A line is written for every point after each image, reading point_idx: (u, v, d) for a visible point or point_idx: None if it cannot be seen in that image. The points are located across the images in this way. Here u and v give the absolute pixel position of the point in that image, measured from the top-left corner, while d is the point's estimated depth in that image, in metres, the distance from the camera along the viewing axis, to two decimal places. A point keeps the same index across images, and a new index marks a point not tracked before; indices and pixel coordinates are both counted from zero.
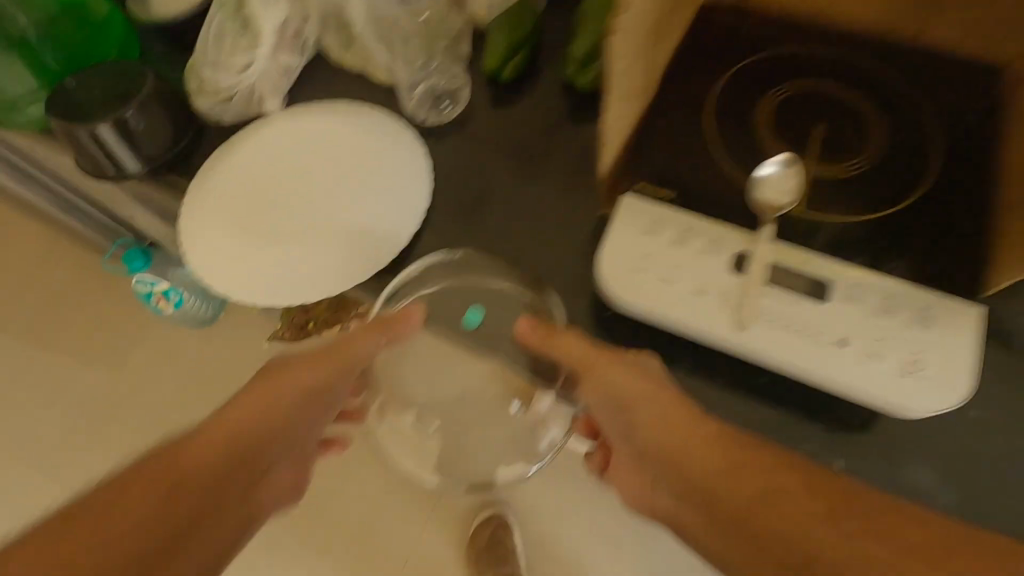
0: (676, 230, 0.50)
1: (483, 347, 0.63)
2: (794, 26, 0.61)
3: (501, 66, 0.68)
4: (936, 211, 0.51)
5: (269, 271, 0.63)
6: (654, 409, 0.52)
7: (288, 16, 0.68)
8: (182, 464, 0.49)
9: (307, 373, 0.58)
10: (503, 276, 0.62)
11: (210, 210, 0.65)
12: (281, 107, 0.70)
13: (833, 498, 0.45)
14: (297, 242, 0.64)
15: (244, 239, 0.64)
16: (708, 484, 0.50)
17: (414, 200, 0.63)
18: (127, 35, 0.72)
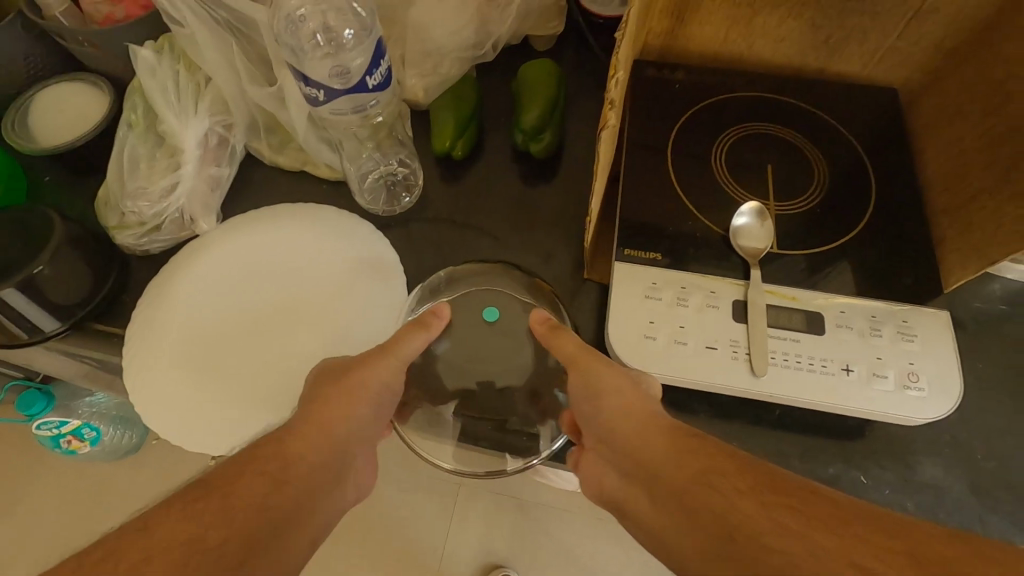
0: (674, 291, 0.51)
1: (505, 344, 0.59)
2: (718, 75, 0.67)
3: (451, 145, 0.66)
4: (879, 226, 0.57)
5: (242, 411, 0.56)
6: (618, 400, 0.46)
7: (212, 128, 0.62)
8: (279, 453, 0.44)
9: (384, 364, 0.51)
10: (514, 284, 0.61)
11: (153, 354, 0.57)
12: (217, 224, 0.64)
13: (766, 484, 0.37)
14: (271, 372, 0.58)
15: (205, 379, 0.57)
16: (653, 462, 0.42)
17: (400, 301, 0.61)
18: (12, 172, 0.63)
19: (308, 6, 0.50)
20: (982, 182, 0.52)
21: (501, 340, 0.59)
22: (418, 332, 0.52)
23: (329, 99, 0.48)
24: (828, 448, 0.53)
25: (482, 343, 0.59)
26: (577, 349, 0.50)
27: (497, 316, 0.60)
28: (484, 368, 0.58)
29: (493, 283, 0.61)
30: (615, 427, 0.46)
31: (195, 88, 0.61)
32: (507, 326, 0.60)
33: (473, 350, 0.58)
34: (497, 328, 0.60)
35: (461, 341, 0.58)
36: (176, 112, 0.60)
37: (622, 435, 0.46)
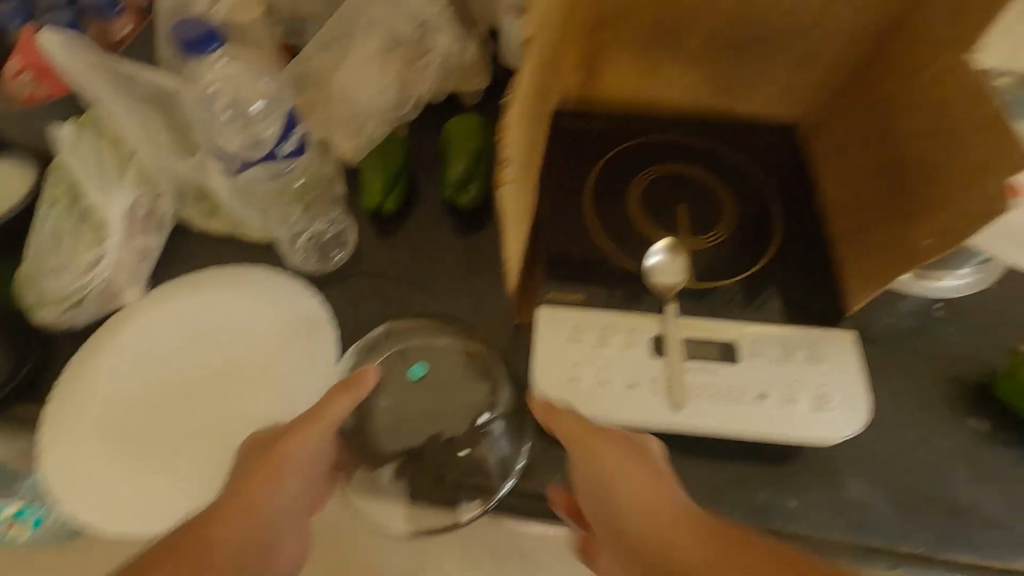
0: (596, 331, 0.53)
1: (438, 397, 0.59)
2: (633, 121, 0.71)
3: (382, 200, 0.68)
4: (785, 255, 0.61)
5: (169, 486, 0.55)
6: (629, 473, 0.44)
7: (137, 200, 0.62)
8: (205, 542, 0.42)
9: (310, 433, 0.49)
10: (442, 334, 0.61)
11: (75, 434, 0.56)
12: (144, 293, 0.64)
13: (764, 553, 0.36)
14: (199, 445, 0.57)
15: (128, 456, 0.56)
16: (647, 536, 0.40)
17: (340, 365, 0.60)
18: None
19: (220, 79, 0.49)
20: (872, 209, 0.55)
21: (434, 393, 0.59)
22: (343, 394, 0.49)
23: (243, 169, 0.50)
24: (757, 474, 0.54)
25: (413, 399, 0.59)
26: (580, 427, 0.47)
27: (424, 370, 0.60)
28: (417, 423, 0.58)
29: (425, 335, 0.61)
30: (588, 480, 0.46)
31: (118, 162, 0.62)
32: (437, 377, 0.60)
33: (404, 407, 0.59)
34: (427, 381, 0.60)
35: (394, 400, 0.59)
36: (98, 187, 0.60)
37: (615, 509, 0.43)
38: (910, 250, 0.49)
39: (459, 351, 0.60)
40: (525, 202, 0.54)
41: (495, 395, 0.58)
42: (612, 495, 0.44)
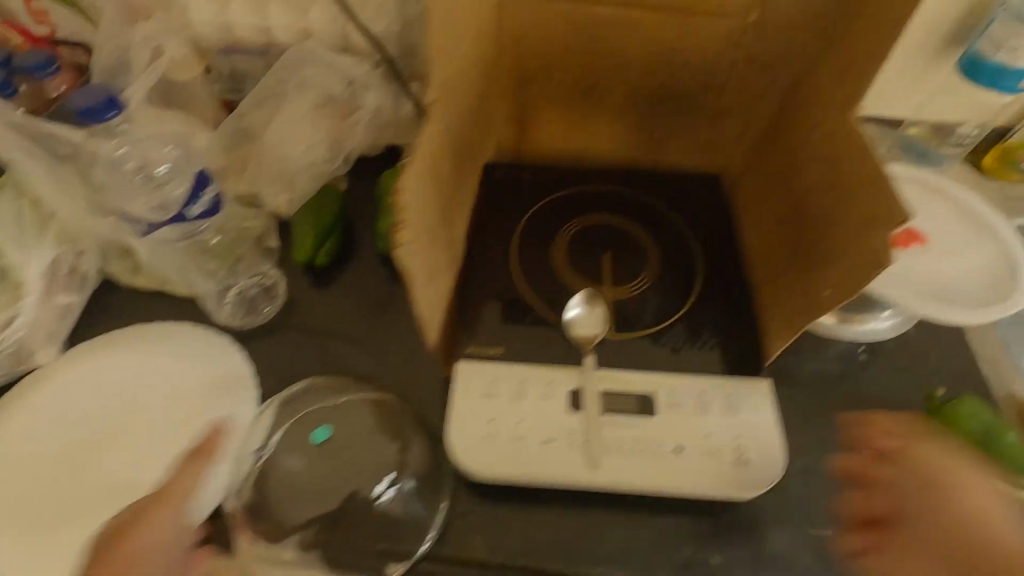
0: (512, 386, 0.52)
1: (342, 461, 0.56)
2: (564, 171, 0.73)
3: (313, 254, 0.68)
4: (709, 302, 0.62)
5: (64, 563, 0.52)
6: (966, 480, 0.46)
7: (56, 258, 0.61)
8: None
9: (161, 518, 0.44)
10: (346, 394, 0.60)
11: None
12: (60, 353, 0.62)
13: None
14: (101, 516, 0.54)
15: (24, 530, 0.53)
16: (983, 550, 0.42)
17: (259, 423, 0.58)
18: None
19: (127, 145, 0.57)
20: (784, 258, 0.56)
21: (337, 459, 0.56)
22: (195, 465, 0.46)
23: None
24: (679, 528, 0.54)
25: (313, 467, 0.56)
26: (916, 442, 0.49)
27: (326, 434, 0.58)
28: (332, 486, 0.55)
29: (329, 397, 0.60)
30: (911, 481, 0.47)
31: (40, 221, 0.61)
32: (339, 441, 0.57)
33: (304, 477, 0.55)
34: (329, 447, 0.57)
35: (294, 471, 0.56)
36: (17, 246, 0.59)
37: (942, 525, 0.44)
38: (817, 299, 0.49)
39: (371, 407, 0.59)
40: (442, 257, 0.55)
41: (407, 452, 0.56)
42: (948, 469, 0.46)
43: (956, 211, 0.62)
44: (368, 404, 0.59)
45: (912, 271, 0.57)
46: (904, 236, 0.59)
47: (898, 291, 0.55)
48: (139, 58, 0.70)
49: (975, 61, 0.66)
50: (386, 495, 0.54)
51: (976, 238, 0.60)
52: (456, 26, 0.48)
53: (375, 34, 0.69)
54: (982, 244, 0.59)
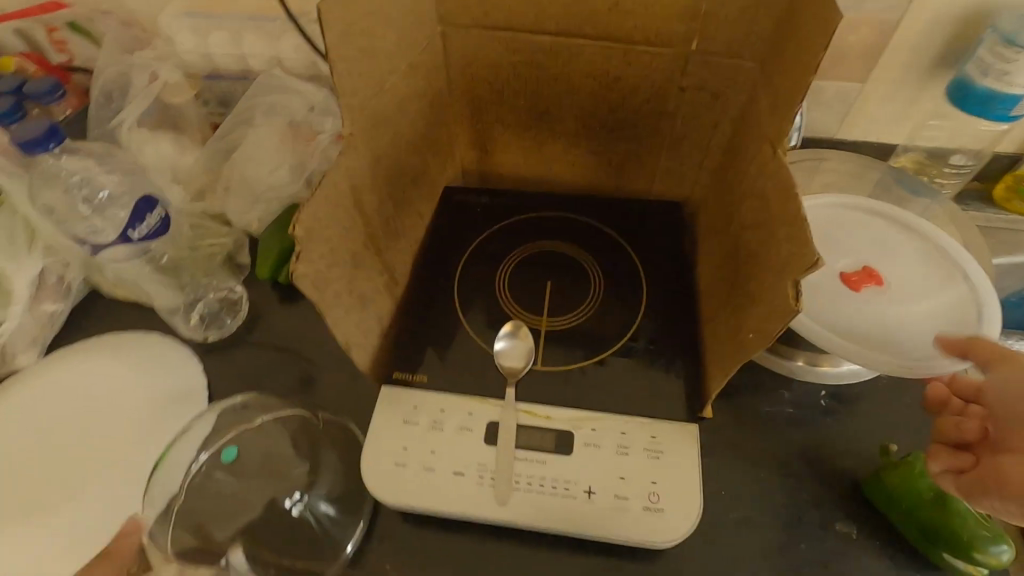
0: (430, 416, 0.53)
1: (253, 482, 0.58)
2: (523, 194, 0.72)
3: (275, 272, 0.71)
4: (652, 334, 0.60)
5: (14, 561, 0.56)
6: None
7: (42, 270, 0.67)
8: None
9: None
10: (257, 414, 0.60)
11: None
12: (40, 358, 0.67)
13: None
14: (45, 521, 0.58)
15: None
16: None
17: (187, 443, 0.59)
18: None
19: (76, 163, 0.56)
20: (724, 294, 0.54)
21: (246, 481, 0.58)
22: None
23: (99, 251, 0.53)
24: (599, 569, 0.52)
25: (225, 489, 0.57)
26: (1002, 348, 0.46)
27: (235, 454, 0.59)
28: (254, 503, 0.56)
29: (238, 421, 0.60)
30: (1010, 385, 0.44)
31: (29, 234, 0.67)
32: (246, 462, 0.59)
33: (218, 500, 0.57)
34: (237, 468, 0.58)
35: (209, 493, 0.57)
36: (7, 257, 0.65)
37: None
38: (742, 340, 0.47)
39: (298, 428, 0.59)
40: (376, 281, 0.56)
41: (316, 471, 0.57)
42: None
43: (921, 254, 0.58)
44: (289, 423, 0.60)
45: (859, 311, 0.54)
46: (858, 275, 0.56)
47: (837, 331, 0.52)
48: (134, 85, 0.76)
49: (963, 85, 0.61)
50: (296, 508, 0.55)
51: (941, 283, 0.56)
52: (379, 60, 0.50)
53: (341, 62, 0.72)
54: (947, 290, 0.55)
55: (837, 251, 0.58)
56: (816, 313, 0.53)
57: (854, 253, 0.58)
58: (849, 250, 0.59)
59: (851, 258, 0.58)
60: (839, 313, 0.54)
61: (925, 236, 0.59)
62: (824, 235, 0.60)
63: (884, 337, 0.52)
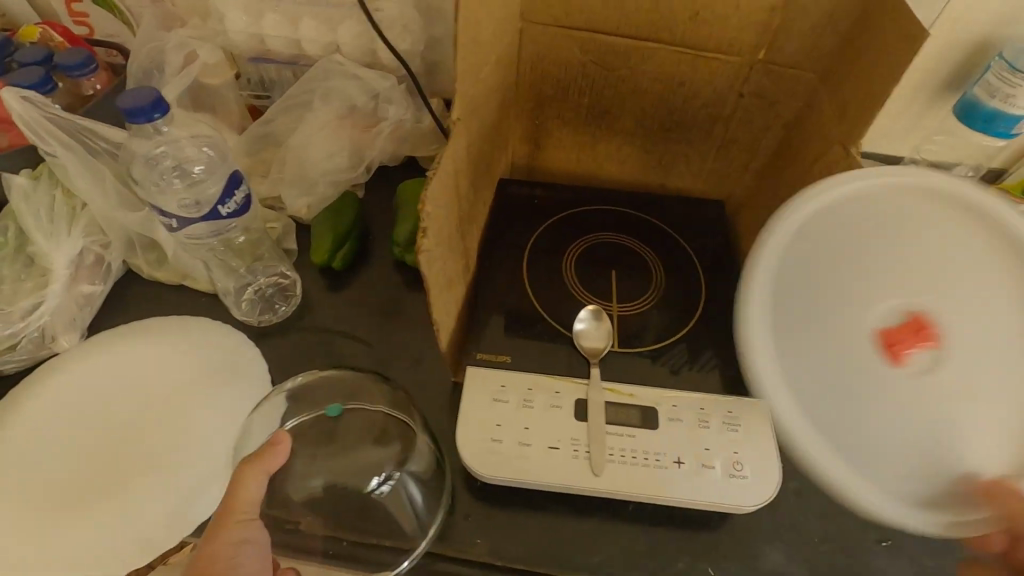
0: (520, 394, 0.54)
1: (342, 453, 0.60)
2: (573, 188, 0.75)
3: (331, 258, 0.70)
4: (713, 320, 0.64)
5: (68, 554, 0.53)
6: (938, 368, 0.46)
7: (83, 249, 0.64)
8: None
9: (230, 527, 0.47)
10: (343, 394, 0.62)
11: None
12: (81, 340, 0.64)
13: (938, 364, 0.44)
14: (98, 514, 0.54)
15: (26, 522, 0.53)
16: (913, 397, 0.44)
17: (271, 415, 0.60)
18: None
19: (164, 143, 0.57)
20: None
21: (335, 452, 0.60)
22: (251, 475, 0.49)
23: (182, 226, 0.53)
24: (678, 541, 0.55)
25: (319, 457, 0.60)
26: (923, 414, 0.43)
27: (340, 413, 0.62)
28: (338, 476, 0.58)
29: (328, 392, 0.62)
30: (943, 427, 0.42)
31: (71, 211, 0.63)
32: (347, 426, 0.62)
33: (313, 466, 0.59)
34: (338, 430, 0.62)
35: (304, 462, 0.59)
36: (47, 235, 0.61)
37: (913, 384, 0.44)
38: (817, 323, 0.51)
39: (378, 407, 0.61)
40: (459, 265, 0.58)
41: (403, 450, 0.58)
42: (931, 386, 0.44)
43: (840, 224, 0.54)
44: (370, 402, 0.61)
45: (987, 352, 0.49)
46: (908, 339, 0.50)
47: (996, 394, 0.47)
48: (175, 63, 0.73)
49: (970, 105, 0.69)
50: (381, 489, 0.56)
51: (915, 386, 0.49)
52: (481, 50, 0.52)
53: (400, 50, 0.73)
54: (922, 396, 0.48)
55: (878, 291, 0.52)
56: (899, 416, 0.48)
57: (874, 266, 0.53)
58: (841, 326, 0.51)
59: (824, 338, 0.51)
60: (972, 356, 0.49)
61: (778, 241, 0.54)
62: (851, 278, 0.53)
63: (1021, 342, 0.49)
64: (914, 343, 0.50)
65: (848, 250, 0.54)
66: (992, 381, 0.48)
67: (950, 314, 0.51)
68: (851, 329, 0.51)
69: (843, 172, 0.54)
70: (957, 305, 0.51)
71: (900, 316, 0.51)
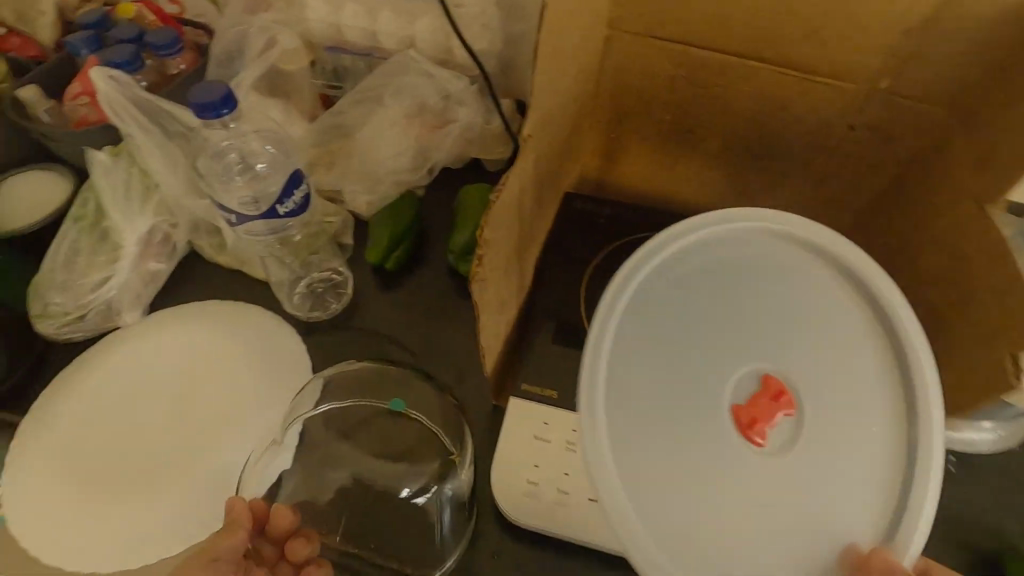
0: (562, 436, 0.52)
1: (384, 454, 0.60)
2: (644, 210, 0.70)
3: (383, 259, 0.68)
4: None
5: (117, 534, 0.56)
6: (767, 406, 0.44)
7: (153, 226, 0.65)
8: None
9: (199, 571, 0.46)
10: (388, 395, 0.61)
11: (52, 462, 0.59)
12: (142, 316, 0.66)
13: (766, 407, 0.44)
14: (146, 497, 0.57)
15: (84, 500, 0.57)
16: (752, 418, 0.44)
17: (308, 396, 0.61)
18: None
19: (230, 137, 0.58)
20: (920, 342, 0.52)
21: (377, 451, 0.60)
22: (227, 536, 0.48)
23: (241, 222, 0.54)
24: None
25: (359, 453, 0.60)
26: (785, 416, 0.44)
27: (398, 407, 0.61)
28: (378, 476, 0.58)
29: (376, 390, 0.62)
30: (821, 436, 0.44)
31: (144, 190, 0.65)
32: (397, 423, 0.61)
33: (353, 461, 0.59)
34: (391, 424, 0.61)
35: (343, 458, 0.59)
36: (122, 211, 0.63)
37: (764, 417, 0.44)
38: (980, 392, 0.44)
39: (419, 417, 0.60)
40: (513, 287, 0.54)
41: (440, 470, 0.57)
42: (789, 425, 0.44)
43: (680, 274, 0.48)
44: (416, 411, 0.60)
45: (846, 424, 0.44)
46: (758, 400, 0.44)
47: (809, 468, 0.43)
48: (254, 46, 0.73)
49: None
50: (422, 498, 0.56)
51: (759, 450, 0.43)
52: (562, 60, 0.47)
53: (476, 50, 0.70)
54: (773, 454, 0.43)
55: (732, 353, 0.46)
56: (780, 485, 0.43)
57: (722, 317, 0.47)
58: (676, 397, 0.45)
59: (650, 405, 0.44)
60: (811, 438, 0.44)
61: (612, 294, 0.47)
62: (707, 333, 0.47)
63: (918, 410, 0.44)
64: (774, 409, 0.44)
65: (650, 312, 0.47)
66: (838, 456, 0.43)
67: (798, 377, 0.45)
68: (713, 392, 0.45)
69: (683, 221, 0.49)
70: (814, 361, 0.46)
71: (757, 383, 0.45)
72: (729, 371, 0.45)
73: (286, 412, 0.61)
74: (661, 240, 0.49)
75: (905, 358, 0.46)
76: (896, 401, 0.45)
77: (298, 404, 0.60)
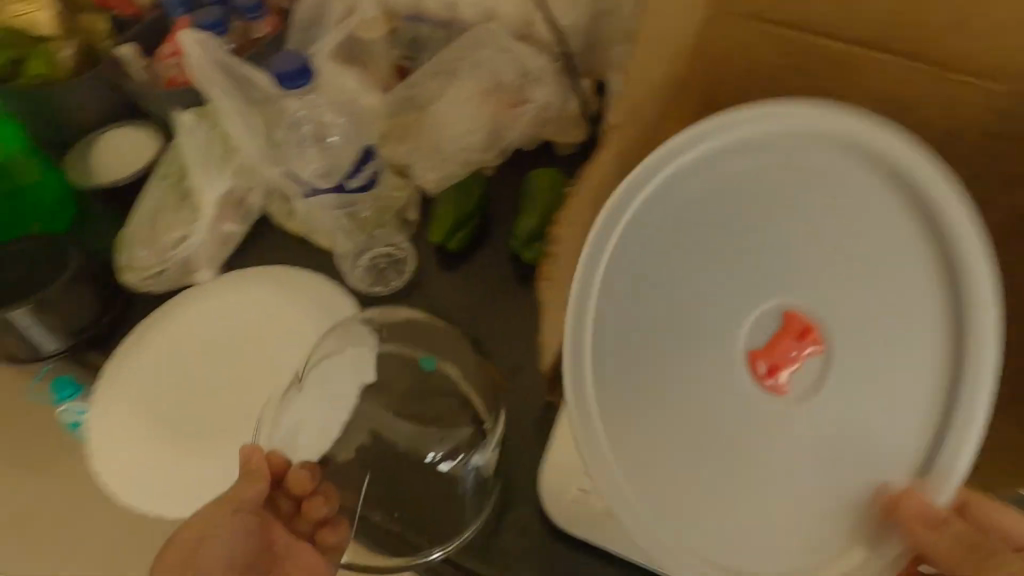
0: None
1: (415, 412, 0.61)
2: None
3: (446, 239, 0.67)
4: None
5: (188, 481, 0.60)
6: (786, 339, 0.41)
7: (231, 189, 0.67)
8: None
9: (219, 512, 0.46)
10: (425, 351, 0.62)
11: (128, 407, 0.63)
12: (216, 276, 0.69)
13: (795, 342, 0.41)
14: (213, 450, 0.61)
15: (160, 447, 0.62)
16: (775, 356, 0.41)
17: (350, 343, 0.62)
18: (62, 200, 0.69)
19: (305, 106, 0.60)
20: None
21: (409, 409, 0.61)
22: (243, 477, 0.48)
23: (314, 193, 0.61)
24: None
25: (390, 408, 0.61)
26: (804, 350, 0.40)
27: (432, 365, 0.62)
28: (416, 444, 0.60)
29: (414, 344, 0.62)
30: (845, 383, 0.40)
31: (225, 153, 0.67)
32: (432, 383, 0.62)
33: (384, 416, 0.60)
34: (424, 380, 0.62)
35: (375, 411, 0.61)
36: (204, 172, 0.66)
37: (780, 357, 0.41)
38: None
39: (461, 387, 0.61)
40: None
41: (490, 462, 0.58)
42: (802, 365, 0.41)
43: (682, 195, 0.44)
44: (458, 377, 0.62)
45: (892, 353, 0.38)
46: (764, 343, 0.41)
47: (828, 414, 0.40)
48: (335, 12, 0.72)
49: None
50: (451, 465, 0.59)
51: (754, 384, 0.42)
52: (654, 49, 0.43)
53: (561, 26, 0.68)
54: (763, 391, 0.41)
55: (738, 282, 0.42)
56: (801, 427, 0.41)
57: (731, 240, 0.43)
58: (670, 332, 0.44)
59: (647, 348, 0.44)
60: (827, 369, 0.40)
61: (606, 216, 0.45)
62: (708, 259, 0.43)
63: (971, 340, 0.36)
64: (796, 351, 0.40)
65: (649, 245, 0.45)
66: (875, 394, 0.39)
67: (824, 310, 0.40)
68: (710, 325, 0.43)
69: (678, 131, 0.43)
70: (843, 272, 0.40)
71: (777, 323, 0.41)
72: (742, 307, 0.42)
73: (319, 353, 0.61)
74: (658, 160, 0.44)
75: (957, 258, 0.37)
76: (940, 297, 0.37)
77: (334, 349, 0.61)
